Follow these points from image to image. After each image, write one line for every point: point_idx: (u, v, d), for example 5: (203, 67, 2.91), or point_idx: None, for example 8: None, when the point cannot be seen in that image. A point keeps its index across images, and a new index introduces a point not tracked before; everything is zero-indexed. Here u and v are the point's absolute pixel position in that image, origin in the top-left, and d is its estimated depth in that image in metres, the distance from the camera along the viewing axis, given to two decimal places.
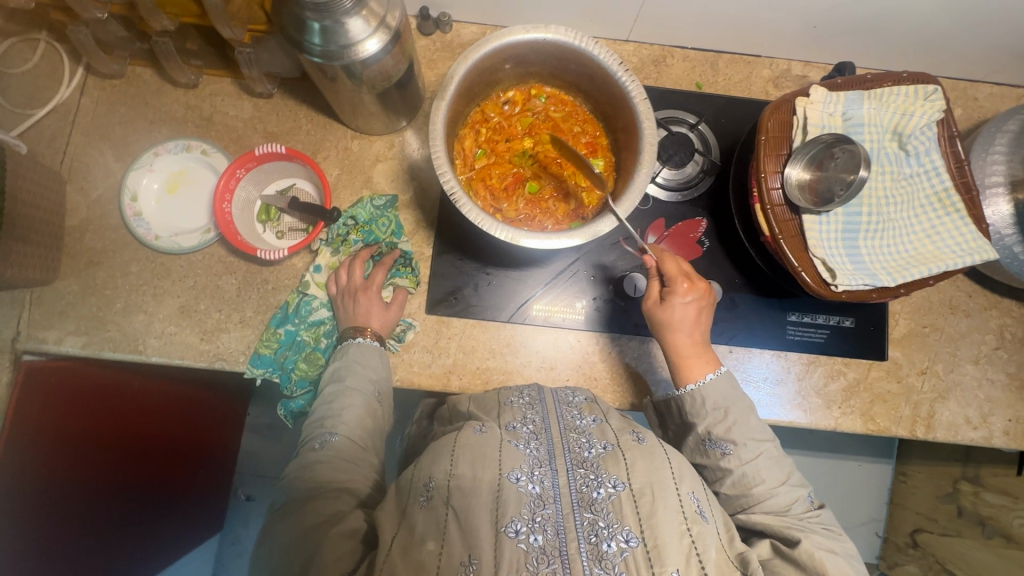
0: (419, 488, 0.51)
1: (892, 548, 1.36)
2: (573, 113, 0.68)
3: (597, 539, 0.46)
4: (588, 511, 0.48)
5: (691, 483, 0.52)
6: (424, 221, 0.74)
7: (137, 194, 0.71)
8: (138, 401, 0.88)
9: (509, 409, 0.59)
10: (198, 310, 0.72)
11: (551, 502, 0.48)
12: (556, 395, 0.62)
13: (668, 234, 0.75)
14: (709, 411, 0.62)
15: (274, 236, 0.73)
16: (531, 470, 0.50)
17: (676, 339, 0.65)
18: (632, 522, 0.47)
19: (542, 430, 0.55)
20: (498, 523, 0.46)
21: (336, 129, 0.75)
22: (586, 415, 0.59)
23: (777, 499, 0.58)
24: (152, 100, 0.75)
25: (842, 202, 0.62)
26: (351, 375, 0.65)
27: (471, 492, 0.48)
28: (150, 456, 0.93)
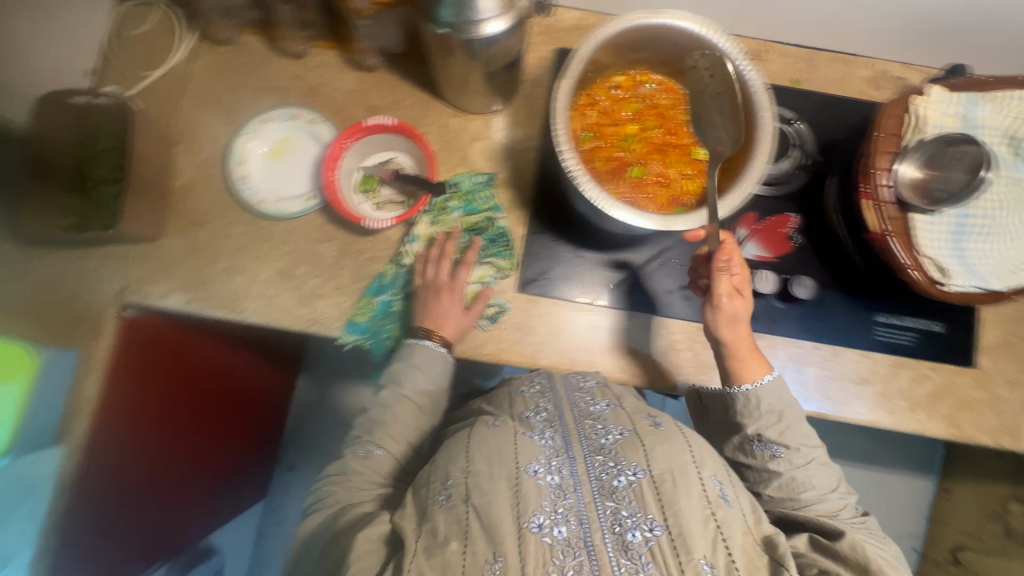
0: (438, 487, 0.56)
1: (930, 565, 1.33)
2: (679, 101, 0.69)
3: (621, 529, 0.52)
4: (609, 499, 0.54)
5: (712, 468, 0.58)
6: (518, 201, 0.75)
7: (245, 157, 0.74)
8: (196, 361, 0.91)
9: (521, 401, 0.67)
10: (296, 275, 0.73)
11: (571, 492, 0.55)
12: (568, 379, 0.68)
13: (759, 227, 0.75)
14: (764, 414, 0.66)
15: (372, 207, 0.74)
16: (547, 459, 0.58)
17: (736, 346, 0.67)
18: (654, 508, 0.53)
19: (556, 419, 0.63)
20: (520, 519, 0.52)
21: (436, 106, 0.77)
22: (598, 400, 0.65)
23: (825, 504, 0.65)
24: (259, 68, 0.77)
25: (952, 204, 0.63)
26: (409, 382, 0.69)
27: (490, 489, 0.54)
28: (204, 422, 0.98)
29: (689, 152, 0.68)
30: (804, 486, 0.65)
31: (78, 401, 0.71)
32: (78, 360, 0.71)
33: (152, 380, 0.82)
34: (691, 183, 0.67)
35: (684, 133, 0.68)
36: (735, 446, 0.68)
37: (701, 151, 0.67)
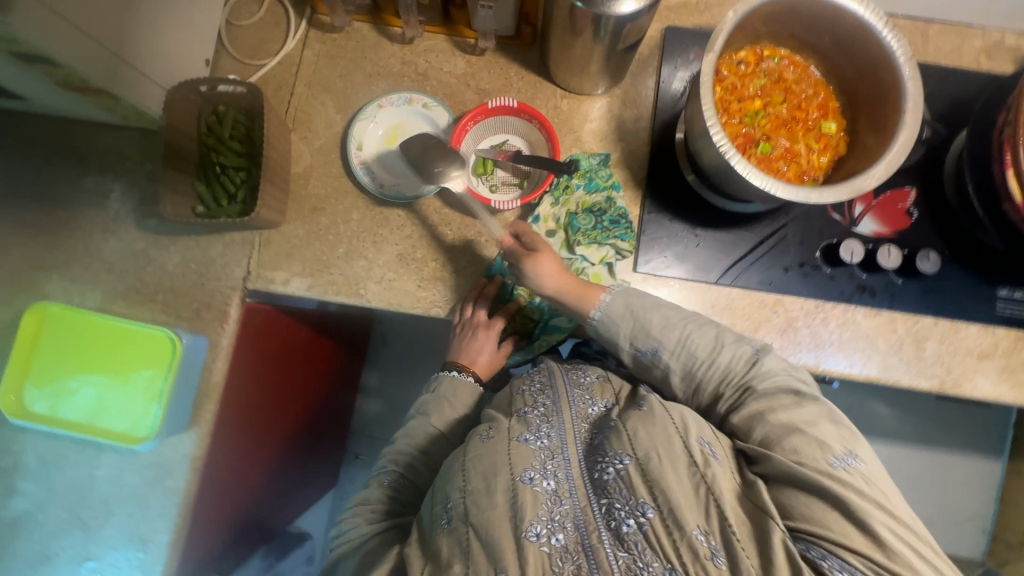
0: (440, 513, 0.54)
1: (1002, 546, 1.32)
2: (804, 75, 0.68)
3: (618, 523, 0.51)
4: (602, 495, 0.53)
5: (698, 429, 0.57)
6: (632, 181, 0.75)
7: (363, 143, 0.75)
8: (287, 345, 0.92)
9: (519, 397, 0.64)
10: (415, 259, 0.74)
11: (567, 497, 0.53)
12: (568, 377, 0.67)
13: (876, 203, 0.75)
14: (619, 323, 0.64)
15: (488, 189, 0.75)
16: (543, 463, 0.55)
17: (568, 283, 0.66)
18: (644, 491, 0.51)
19: (554, 414, 0.61)
20: (518, 530, 0.50)
21: (546, 88, 0.77)
22: (598, 399, 0.64)
23: (735, 377, 0.61)
24: (370, 54, 0.77)
25: None
26: (437, 412, 0.70)
27: (487, 504, 0.52)
28: (292, 410, 0.99)
29: (816, 127, 0.68)
30: (712, 378, 0.61)
31: (208, 386, 0.73)
32: (208, 346, 0.73)
33: (256, 363, 0.84)
34: (819, 159, 0.67)
35: (810, 107, 0.68)
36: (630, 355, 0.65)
37: (829, 125, 0.67)
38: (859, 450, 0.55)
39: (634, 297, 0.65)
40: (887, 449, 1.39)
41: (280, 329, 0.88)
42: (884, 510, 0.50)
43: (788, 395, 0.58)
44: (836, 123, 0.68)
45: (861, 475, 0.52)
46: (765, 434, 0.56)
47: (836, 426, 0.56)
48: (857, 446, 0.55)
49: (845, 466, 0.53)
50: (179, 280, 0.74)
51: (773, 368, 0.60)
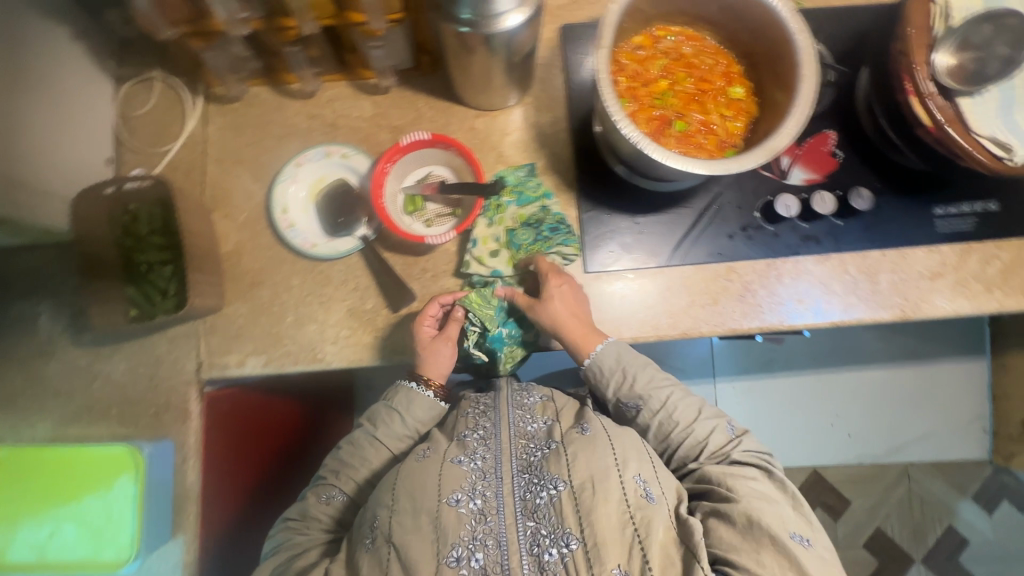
0: (366, 531, 0.59)
1: (1005, 440, 1.37)
2: (702, 47, 0.69)
3: (538, 550, 0.54)
4: (531, 519, 0.56)
5: (637, 466, 0.60)
6: (563, 184, 0.75)
7: (287, 205, 0.73)
8: (270, 420, 0.90)
9: (464, 422, 0.67)
10: (367, 310, 0.73)
11: (494, 515, 0.57)
12: (512, 399, 0.69)
13: (801, 152, 0.76)
14: (611, 374, 0.69)
15: (423, 225, 0.74)
16: (473, 484, 0.59)
17: (564, 327, 0.68)
18: (572, 521, 0.55)
19: (492, 436, 0.64)
20: (439, 555, 0.55)
21: (458, 111, 0.76)
22: (538, 418, 0.66)
23: (696, 434, 0.68)
24: (275, 116, 0.76)
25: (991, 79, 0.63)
26: (384, 427, 0.70)
27: (414, 529, 0.56)
28: (292, 482, 0.95)
29: (724, 94, 0.68)
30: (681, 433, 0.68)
31: (185, 488, 0.70)
32: (176, 447, 0.70)
33: (235, 447, 0.81)
34: (734, 125, 0.68)
35: (715, 77, 0.68)
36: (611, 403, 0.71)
37: (736, 90, 0.68)
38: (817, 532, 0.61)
39: (631, 354, 0.70)
40: (879, 373, 1.41)
41: (258, 410, 0.86)
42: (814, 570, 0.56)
43: (742, 468, 0.65)
44: (742, 86, 0.68)
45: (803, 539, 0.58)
46: (732, 485, 0.62)
47: (796, 511, 0.62)
48: (813, 534, 0.60)
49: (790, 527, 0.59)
50: (130, 389, 0.71)
51: (743, 451, 0.67)
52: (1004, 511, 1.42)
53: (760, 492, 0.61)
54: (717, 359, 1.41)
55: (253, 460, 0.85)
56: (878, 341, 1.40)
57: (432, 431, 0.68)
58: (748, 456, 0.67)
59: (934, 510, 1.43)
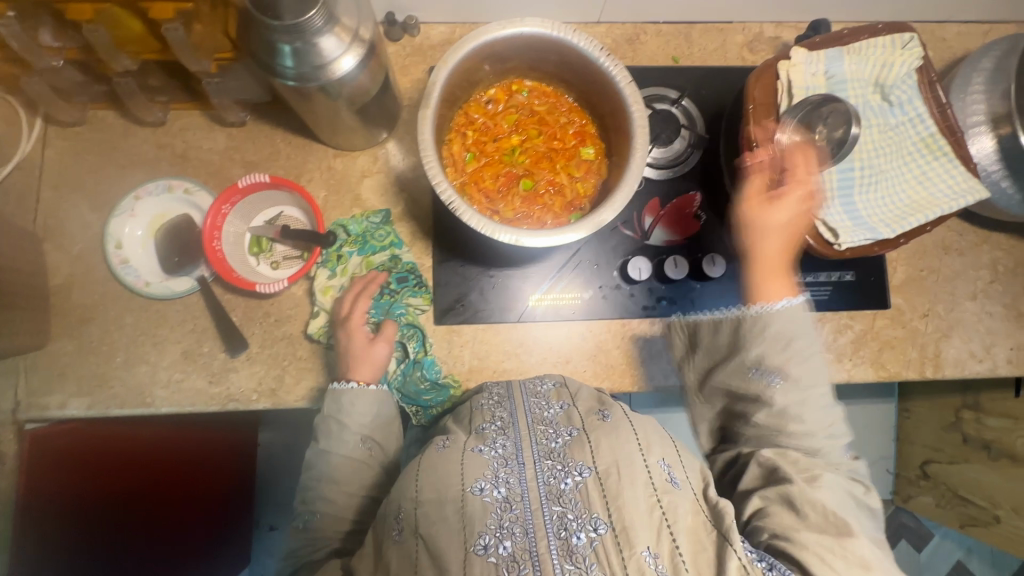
0: (392, 521, 0.52)
1: (903, 481, 1.37)
2: (557, 104, 0.67)
3: (567, 533, 0.47)
4: (557, 503, 0.49)
5: (660, 451, 0.54)
6: (420, 232, 0.73)
7: (121, 240, 0.69)
8: (141, 458, 0.80)
9: (479, 413, 0.60)
10: (202, 353, 0.70)
11: (518, 501, 0.49)
12: (524, 386, 0.62)
13: (664, 213, 0.75)
14: (769, 339, 0.57)
15: (270, 267, 0.71)
16: (496, 473, 0.52)
17: (676, 300, 0.60)
18: (600, 507, 0.48)
19: (511, 425, 0.56)
20: (467, 543, 0.48)
21: (317, 150, 0.73)
22: (554, 403, 0.59)
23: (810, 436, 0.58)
24: (120, 143, 0.72)
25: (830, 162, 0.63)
26: (329, 437, 0.61)
27: (438, 517, 0.50)
28: (184, 520, 0.87)
29: (576, 154, 0.67)
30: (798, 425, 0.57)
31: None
32: None
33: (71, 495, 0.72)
34: (583, 186, 0.66)
35: (568, 135, 0.67)
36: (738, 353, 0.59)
37: (587, 150, 0.66)
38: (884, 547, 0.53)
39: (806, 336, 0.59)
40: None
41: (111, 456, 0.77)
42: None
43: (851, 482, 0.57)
44: (595, 146, 0.67)
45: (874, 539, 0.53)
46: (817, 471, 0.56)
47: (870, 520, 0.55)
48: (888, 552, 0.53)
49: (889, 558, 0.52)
50: None
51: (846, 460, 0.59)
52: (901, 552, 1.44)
53: (843, 488, 0.55)
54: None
55: (108, 506, 0.76)
56: None
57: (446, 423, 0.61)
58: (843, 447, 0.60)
59: None
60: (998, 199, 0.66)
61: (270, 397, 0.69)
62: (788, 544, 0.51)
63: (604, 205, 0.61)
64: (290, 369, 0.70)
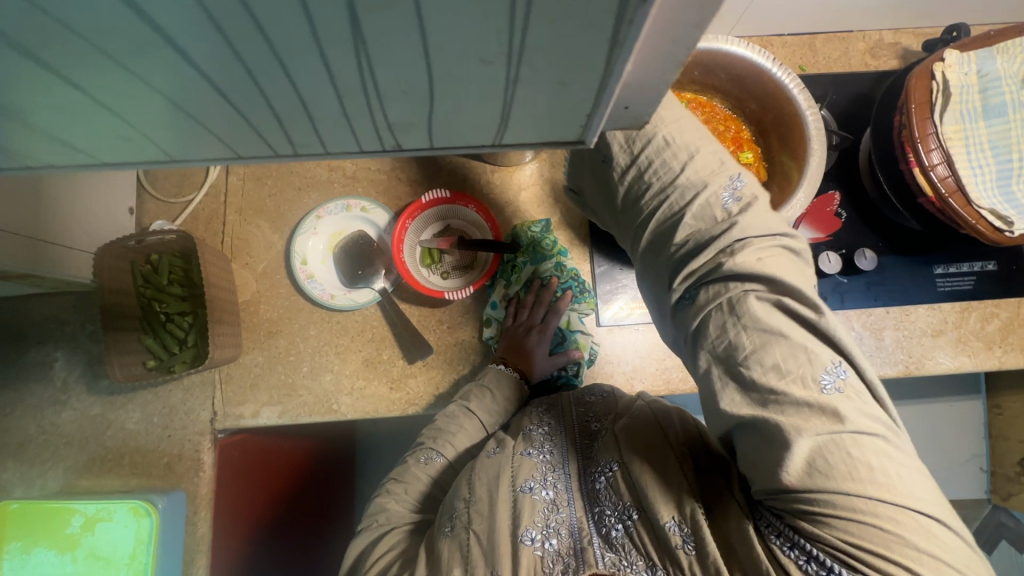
0: (444, 518, 0.52)
1: (1002, 479, 1.41)
2: (713, 113, 0.71)
3: (607, 529, 0.47)
4: (596, 503, 0.49)
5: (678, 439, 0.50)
6: (577, 238, 0.77)
7: (306, 256, 0.74)
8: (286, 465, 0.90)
9: (526, 420, 0.61)
10: (382, 361, 0.74)
11: (565, 506, 0.50)
12: (573, 394, 0.63)
13: (806, 211, 0.78)
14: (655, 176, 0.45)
15: (440, 277, 0.75)
16: (541, 474, 0.52)
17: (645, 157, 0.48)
18: (630, 496, 0.47)
19: (558, 434, 0.57)
20: (513, 533, 0.48)
21: (475, 166, 0.78)
22: (598, 416, 0.59)
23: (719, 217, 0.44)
24: (296, 168, 0.77)
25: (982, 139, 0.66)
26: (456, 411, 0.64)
27: (490, 509, 0.49)
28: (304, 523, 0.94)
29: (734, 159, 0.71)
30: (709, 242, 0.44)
31: (194, 540, 0.70)
32: (187, 498, 0.70)
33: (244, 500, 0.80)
34: None
35: (726, 141, 0.71)
36: (617, 186, 0.49)
37: (745, 154, 0.70)
38: (862, 368, 0.40)
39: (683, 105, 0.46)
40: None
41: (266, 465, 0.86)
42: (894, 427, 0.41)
43: (777, 307, 0.41)
44: (752, 151, 0.71)
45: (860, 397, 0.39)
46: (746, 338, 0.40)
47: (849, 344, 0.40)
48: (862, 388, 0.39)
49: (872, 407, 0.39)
50: (143, 437, 0.71)
51: (745, 251, 0.43)
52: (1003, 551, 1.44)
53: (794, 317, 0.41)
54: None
55: (258, 508, 0.83)
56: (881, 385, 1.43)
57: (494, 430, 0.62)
58: (746, 261, 0.42)
59: None
60: None
61: (447, 399, 0.73)
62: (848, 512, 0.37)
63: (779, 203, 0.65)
64: (466, 373, 0.74)
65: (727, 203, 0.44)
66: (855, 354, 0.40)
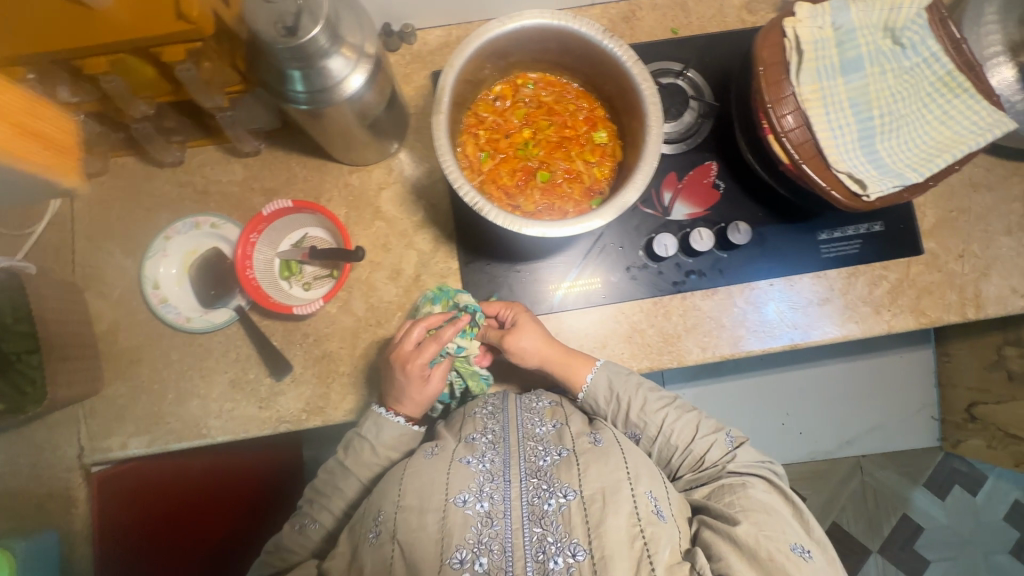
0: (369, 524, 0.57)
1: (953, 427, 1.38)
2: (563, 92, 0.67)
3: (544, 556, 0.52)
4: (537, 524, 0.54)
5: (649, 482, 0.57)
6: (443, 236, 0.74)
7: (158, 281, 0.71)
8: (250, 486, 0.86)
9: (471, 421, 0.64)
10: (249, 381, 0.71)
11: (500, 518, 0.54)
12: (521, 400, 0.66)
13: (683, 186, 0.75)
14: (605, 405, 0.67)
15: (302, 289, 0.73)
16: (479, 486, 0.56)
17: (545, 356, 0.68)
18: (580, 533, 0.53)
19: (501, 439, 0.61)
20: (443, 555, 0.53)
21: (332, 168, 0.75)
22: (547, 421, 0.64)
23: (707, 450, 0.65)
24: (144, 187, 0.74)
25: (832, 98, 0.62)
26: (352, 458, 0.65)
27: (417, 527, 0.54)
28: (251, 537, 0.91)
29: (588, 140, 0.67)
30: (679, 454, 0.65)
31: None
32: (62, 536, 0.69)
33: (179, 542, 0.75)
34: (599, 170, 0.66)
35: (578, 122, 0.67)
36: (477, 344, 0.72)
37: (599, 134, 0.66)
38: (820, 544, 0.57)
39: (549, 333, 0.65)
40: (831, 369, 1.36)
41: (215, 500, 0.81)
42: (791, 505, 0.60)
43: (753, 498, 0.59)
44: (607, 130, 0.67)
45: (734, 464, 0.63)
46: (724, 501, 0.60)
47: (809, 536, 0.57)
48: (822, 554, 0.56)
49: (754, 488, 0.60)
50: (10, 479, 0.69)
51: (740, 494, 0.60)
52: (956, 496, 1.45)
53: (761, 480, 0.62)
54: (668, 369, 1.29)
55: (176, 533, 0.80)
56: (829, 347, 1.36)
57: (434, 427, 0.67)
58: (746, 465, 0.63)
59: (889, 499, 1.46)
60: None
61: (319, 415, 0.71)
62: (722, 566, 0.54)
63: (624, 187, 0.61)
64: (336, 386, 0.72)
65: (727, 442, 0.66)
66: (807, 539, 0.57)
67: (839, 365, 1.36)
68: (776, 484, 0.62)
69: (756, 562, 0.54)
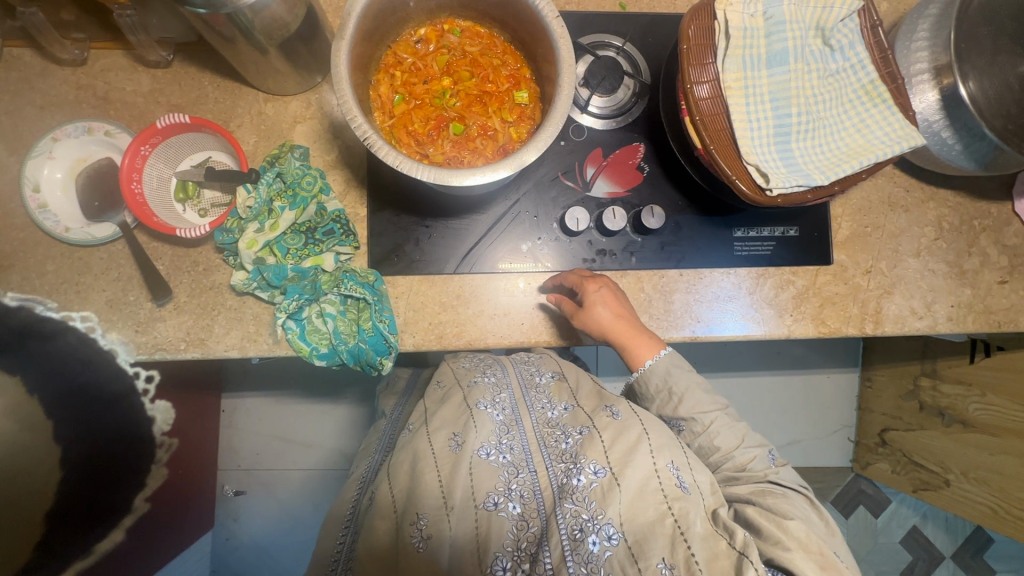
0: (410, 526, 0.55)
1: (863, 450, 1.38)
2: (490, 46, 0.65)
3: (584, 536, 0.54)
4: (570, 502, 0.55)
5: (668, 454, 0.58)
6: (354, 180, 0.72)
7: (39, 183, 0.66)
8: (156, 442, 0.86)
9: (476, 388, 0.66)
10: (128, 302, 0.68)
11: (533, 518, 0.57)
12: (525, 379, 0.69)
13: (606, 164, 0.73)
14: (655, 394, 0.67)
15: (197, 214, 0.69)
16: (507, 484, 0.58)
17: (613, 333, 0.65)
18: (613, 512, 0.55)
19: (514, 423, 0.63)
20: (484, 564, 0.54)
21: (246, 94, 0.71)
22: (556, 402, 0.66)
23: (735, 460, 0.65)
24: (38, 84, 0.69)
25: (752, 90, 0.61)
26: None
27: (457, 525, 0.55)
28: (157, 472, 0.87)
29: (508, 98, 0.64)
30: (717, 453, 0.65)
31: None
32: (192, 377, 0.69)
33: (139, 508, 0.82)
34: (515, 130, 0.64)
35: (500, 78, 0.64)
36: None
37: (520, 93, 0.64)
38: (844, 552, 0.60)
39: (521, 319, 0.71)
40: (762, 379, 1.38)
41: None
42: (824, 518, 0.61)
43: (791, 499, 0.60)
44: (529, 90, 0.65)
45: (776, 475, 0.63)
46: (768, 496, 0.60)
47: (831, 535, 0.60)
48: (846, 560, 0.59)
49: (794, 499, 0.61)
50: None
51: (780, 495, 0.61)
52: (860, 516, 1.43)
53: (799, 494, 0.62)
54: (600, 355, 1.23)
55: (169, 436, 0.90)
56: (761, 354, 1.37)
57: (440, 402, 0.66)
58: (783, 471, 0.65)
59: None
60: (938, 148, 0.67)
61: (199, 346, 0.67)
62: (784, 562, 0.53)
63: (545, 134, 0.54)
64: (220, 319, 0.68)
65: (773, 459, 0.66)
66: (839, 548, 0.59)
67: (769, 374, 1.38)
68: (807, 492, 0.63)
69: (812, 555, 0.54)
